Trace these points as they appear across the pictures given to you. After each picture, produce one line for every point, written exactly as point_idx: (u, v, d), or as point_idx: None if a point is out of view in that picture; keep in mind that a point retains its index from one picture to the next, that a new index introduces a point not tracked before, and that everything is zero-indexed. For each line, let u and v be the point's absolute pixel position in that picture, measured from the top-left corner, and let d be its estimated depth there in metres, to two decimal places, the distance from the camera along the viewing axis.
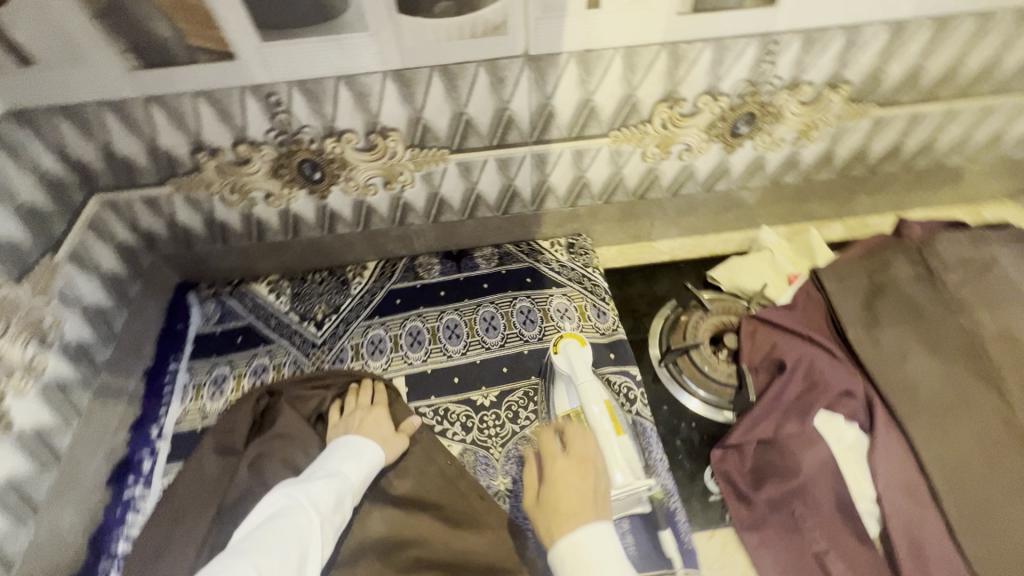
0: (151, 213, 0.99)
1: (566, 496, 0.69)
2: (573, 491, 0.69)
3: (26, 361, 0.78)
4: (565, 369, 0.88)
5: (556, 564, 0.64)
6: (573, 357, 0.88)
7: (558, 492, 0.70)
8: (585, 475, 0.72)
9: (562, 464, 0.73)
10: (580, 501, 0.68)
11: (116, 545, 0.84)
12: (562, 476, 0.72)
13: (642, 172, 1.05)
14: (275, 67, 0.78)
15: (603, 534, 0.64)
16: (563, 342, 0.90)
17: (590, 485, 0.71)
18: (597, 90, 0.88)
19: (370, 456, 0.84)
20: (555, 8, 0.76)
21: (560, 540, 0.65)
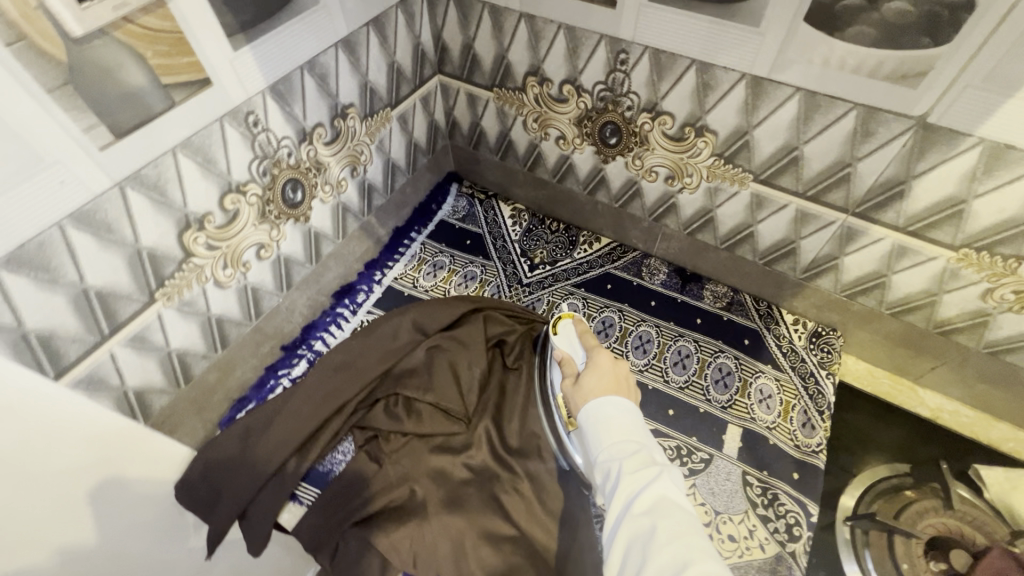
0: (466, 108, 1.12)
1: (596, 377, 0.68)
2: (604, 378, 0.68)
3: (338, 179, 0.96)
4: (565, 346, 0.80)
5: (582, 415, 0.66)
6: (571, 338, 0.81)
7: (591, 379, 0.69)
8: (619, 364, 0.71)
9: (602, 360, 0.71)
10: (612, 385, 0.67)
11: (316, 342, 1.05)
12: (596, 367, 0.70)
13: (968, 309, 0.82)
14: (642, 29, 0.77)
15: (626, 410, 0.63)
16: (562, 323, 0.83)
17: (622, 379, 0.68)
18: (984, 195, 0.69)
19: None
20: (1003, 83, 0.59)
21: (588, 405, 0.65)
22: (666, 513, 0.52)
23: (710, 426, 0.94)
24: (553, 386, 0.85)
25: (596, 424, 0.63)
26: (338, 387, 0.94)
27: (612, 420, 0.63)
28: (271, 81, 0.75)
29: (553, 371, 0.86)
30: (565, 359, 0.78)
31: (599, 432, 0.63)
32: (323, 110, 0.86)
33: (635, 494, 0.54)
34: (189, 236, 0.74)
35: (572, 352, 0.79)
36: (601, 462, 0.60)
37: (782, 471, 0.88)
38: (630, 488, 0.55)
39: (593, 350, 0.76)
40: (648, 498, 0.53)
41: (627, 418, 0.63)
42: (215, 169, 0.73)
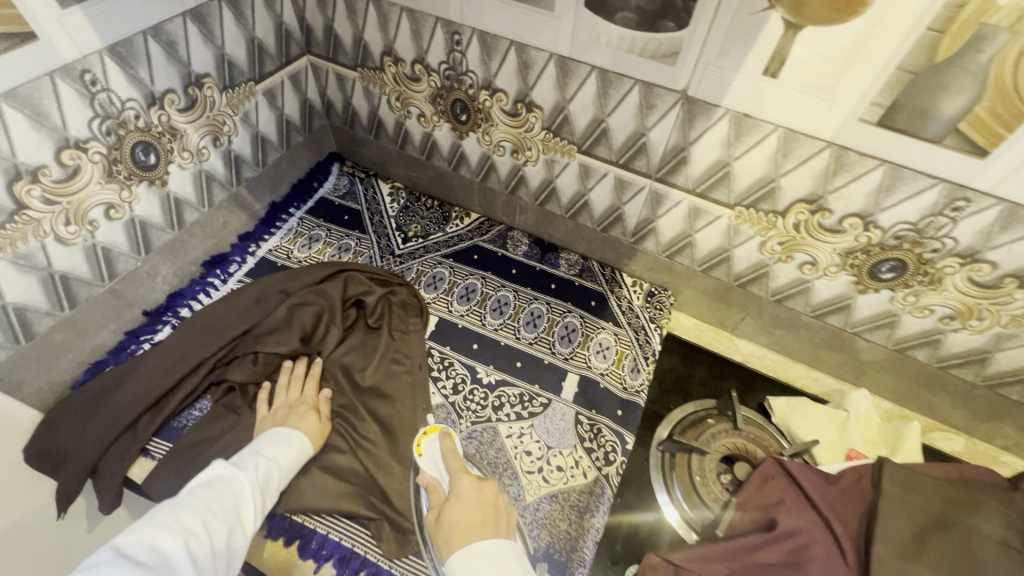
0: (338, 88, 1.18)
1: (463, 512, 0.71)
2: (470, 511, 0.71)
3: (197, 147, 1.00)
4: (431, 470, 0.84)
5: (450, 567, 0.65)
6: (436, 459, 0.85)
7: (455, 514, 0.71)
8: (484, 491, 0.75)
9: (466, 489, 0.75)
10: (479, 516, 0.71)
11: (182, 309, 1.07)
12: (461, 499, 0.74)
13: (752, 262, 0.97)
14: (466, 12, 0.87)
15: (497, 551, 0.66)
16: (426, 439, 0.88)
17: (488, 508, 0.72)
18: (739, 157, 0.83)
19: (297, 447, 0.85)
20: (730, 60, 0.73)
21: (456, 551, 0.66)
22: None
23: (552, 374, 1.05)
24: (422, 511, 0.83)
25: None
26: (197, 345, 0.97)
27: (483, 573, 0.63)
28: (109, 42, 0.79)
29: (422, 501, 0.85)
30: (432, 484, 0.79)
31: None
32: (174, 77, 0.90)
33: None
34: (19, 187, 0.76)
35: (438, 476, 0.82)
36: None
37: (609, 409, 1.00)
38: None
39: (457, 471, 0.79)
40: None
41: None
42: (48, 123, 0.76)
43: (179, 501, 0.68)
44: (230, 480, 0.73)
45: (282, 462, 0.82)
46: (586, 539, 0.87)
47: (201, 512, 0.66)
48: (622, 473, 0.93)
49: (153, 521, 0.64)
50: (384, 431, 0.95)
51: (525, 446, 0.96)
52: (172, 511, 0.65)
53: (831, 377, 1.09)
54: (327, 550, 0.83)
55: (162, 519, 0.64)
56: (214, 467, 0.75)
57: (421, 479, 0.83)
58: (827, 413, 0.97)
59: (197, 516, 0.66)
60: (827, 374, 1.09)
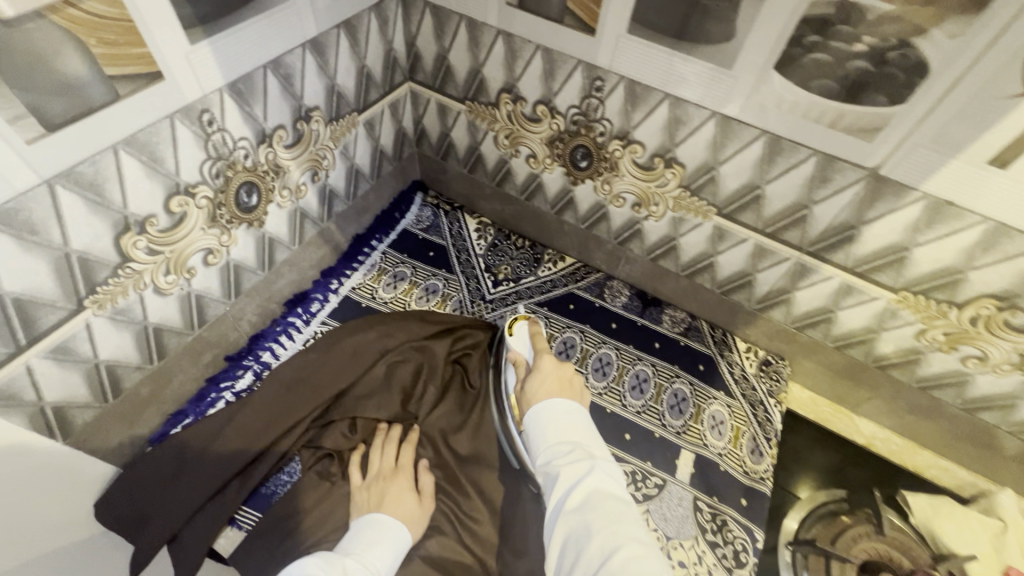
0: (437, 118, 1.09)
1: (544, 382, 0.76)
2: (551, 382, 0.76)
3: (297, 184, 0.91)
4: (517, 346, 0.88)
5: (530, 419, 0.73)
6: (525, 339, 0.88)
7: (537, 383, 0.76)
8: (563, 366, 0.79)
9: (547, 364, 0.79)
10: (558, 388, 0.76)
11: (264, 353, 0.98)
12: (542, 371, 0.78)
13: (903, 347, 0.88)
14: (618, 59, 0.78)
15: (568, 408, 0.71)
16: (517, 325, 0.90)
17: (567, 381, 0.76)
18: (923, 244, 0.74)
19: (393, 537, 0.76)
20: (950, 144, 0.63)
21: (534, 407, 0.73)
22: (599, 502, 0.59)
23: (664, 450, 0.96)
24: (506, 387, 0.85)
25: (541, 427, 0.70)
26: (290, 404, 0.89)
27: (559, 423, 0.69)
28: (230, 79, 0.70)
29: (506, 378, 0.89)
30: (518, 361, 0.85)
31: (542, 436, 0.69)
32: (285, 112, 0.81)
33: (572, 487, 0.61)
34: (127, 240, 0.67)
35: (524, 353, 0.86)
36: (543, 465, 0.67)
37: (730, 498, 0.91)
38: (569, 478, 0.62)
39: (541, 351, 0.83)
40: (583, 488, 0.60)
41: (571, 425, 0.69)
42: (161, 169, 0.67)
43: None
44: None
45: (380, 564, 0.73)
46: None
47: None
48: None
49: None
50: (489, 511, 0.87)
51: None
52: None
53: (964, 468, 0.99)
54: None
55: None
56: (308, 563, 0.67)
57: (509, 354, 0.87)
58: (979, 519, 0.87)
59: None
60: (959, 464, 0.99)
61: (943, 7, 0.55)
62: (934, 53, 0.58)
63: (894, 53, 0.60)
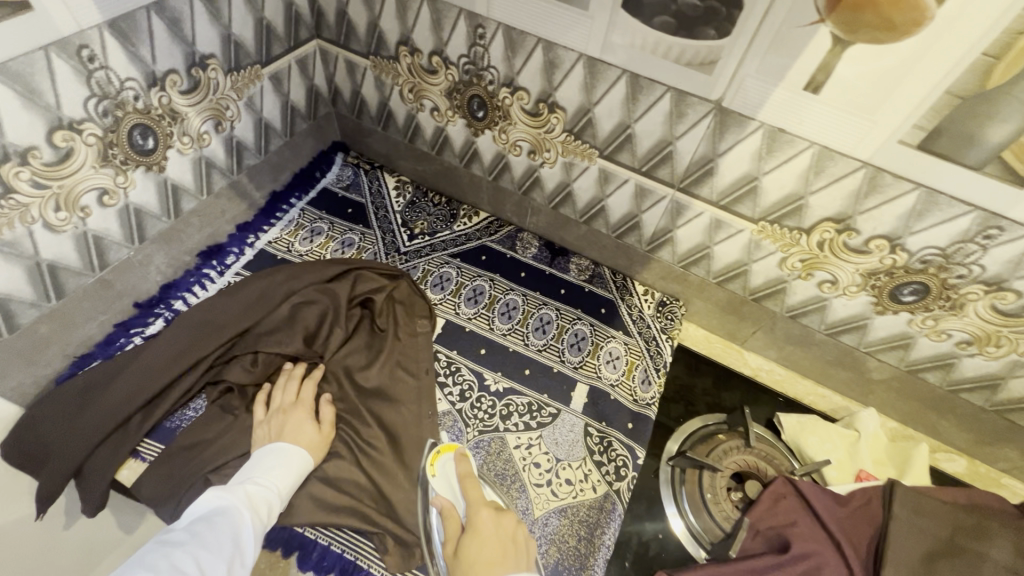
0: (347, 75, 1.13)
1: (486, 549, 0.68)
2: (490, 547, 0.68)
3: (199, 132, 0.94)
4: (445, 491, 0.80)
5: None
6: (452, 478, 0.81)
7: (475, 549, 0.68)
8: (502, 520, 0.72)
9: (484, 520, 0.71)
10: (499, 553, 0.68)
11: (175, 302, 1.02)
12: (479, 534, 0.70)
13: (770, 277, 0.96)
14: (493, 4, 0.83)
15: None
16: (441, 458, 0.83)
17: (508, 543, 0.69)
18: (768, 173, 0.81)
19: (292, 461, 0.81)
20: (772, 73, 0.70)
21: None
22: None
23: (562, 384, 1.02)
24: (428, 533, 0.78)
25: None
26: (193, 343, 0.92)
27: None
28: (109, 17, 0.73)
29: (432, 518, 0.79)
30: (448, 512, 0.75)
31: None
32: (177, 57, 0.84)
33: None
34: (7, 169, 0.70)
35: (453, 500, 0.78)
36: None
37: (619, 423, 0.98)
38: None
39: (471, 494, 0.76)
40: None
41: None
42: (40, 102, 0.70)
43: (169, 539, 0.62)
44: (225, 511, 0.69)
45: (280, 485, 0.78)
46: (596, 558, 0.85)
47: (194, 547, 0.61)
48: (632, 488, 0.92)
49: (141, 565, 0.57)
50: (389, 438, 0.92)
51: (535, 457, 0.93)
52: (164, 552, 0.59)
53: (838, 394, 1.09)
54: (330, 561, 0.82)
55: (152, 562, 0.57)
56: (211, 496, 0.71)
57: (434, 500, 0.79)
58: (838, 431, 0.96)
59: (188, 554, 0.60)
60: (833, 391, 1.09)
61: None
62: None
63: None
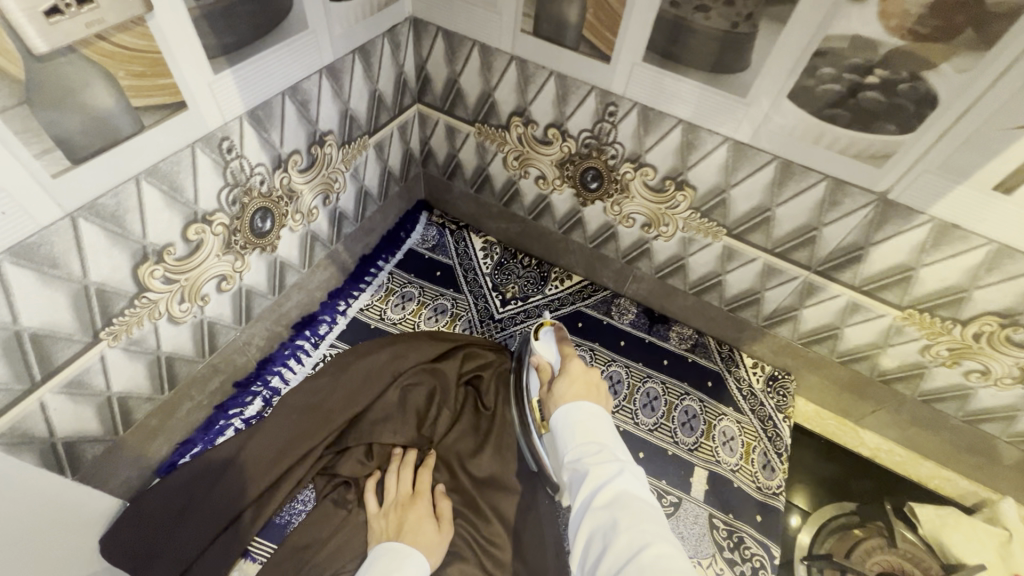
0: (444, 139, 1.09)
1: (570, 385, 0.75)
2: (577, 386, 0.75)
3: (309, 208, 0.91)
4: (544, 351, 0.86)
5: (555, 419, 0.72)
6: (551, 343, 0.88)
7: (564, 386, 0.75)
8: (590, 370, 0.78)
9: (574, 367, 0.78)
10: (584, 390, 0.74)
11: (272, 378, 0.96)
12: (569, 375, 0.77)
13: (908, 362, 0.91)
14: (633, 85, 0.79)
15: (595, 413, 0.70)
16: (542, 330, 0.90)
17: (593, 383, 0.75)
18: (929, 265, 0.76)
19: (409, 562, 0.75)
20: (958, 172, 0.66)
21: (560, 410, 0.72)
22: (626, 503, 0.57)
23: (678, 469, 0.97)
24: (528, 393, 0.86)
25: (569, 429, 0.69)
26: (303, 431, 0.87)
27: (580, 423, 0.68)
28: (249, 106, 0.69)
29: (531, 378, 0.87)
30: (543, 366, 0.84)
31: (569, 436, 0.68)
32: (301, 137, 0.81)
33: (596, 488, 0.60)
34: (144, 269, 0.66)
35: (549, 358, 0.85)
36: (568, 464, 0.65)
37: (745, 514, 0.92)
38: (594, 480, 0.60)
39: (567, 355, 0.82)
40: (608, 488, 0.59)
41: (596, 423, 0.68)
42: (181, 198, 0.66)
43: None
44: None
45: None
46: None
47: None
48: None
49: None
50: (509, 534, 0.86)
51: None
52: None
53: (966, 479, 1.02)
54: None
55: None
56: None
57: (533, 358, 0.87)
58: (986, 531, 0.89)
59: None
60: (961, 475, 1.02)
61: (954, 43, 0.57)
62: (944, 86, 0.60)
63: (905, 86, 0.62)
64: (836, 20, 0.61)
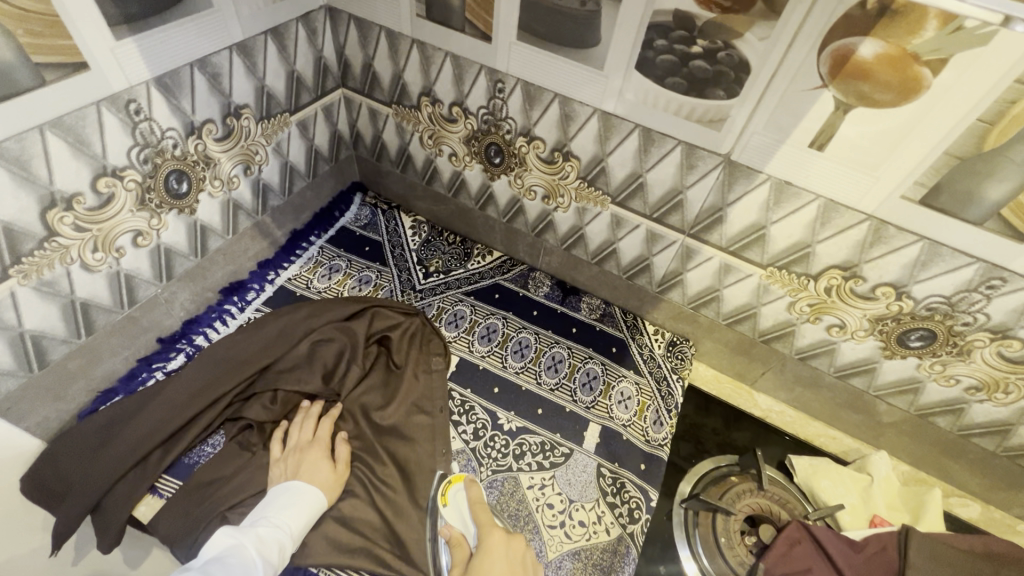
0: (369, 121, 1.18)
1: (497, 567, 0.70)
2: (503, 566, 0.70)
3: (229, 176, 0.99)
4: (456, 520, 0.83)
5: None
6: (462, 509, 0.84)
7: (487, 568, 0.69)
8: (515, 544, 0.73)
9: (495, 542, 0.73)
10: (509, 573, 0.70)
11: (197, 337, 1.04)
12: (490, 554, 0.72)
13: (780, 321, 0.98)
14: (513, 62, 0.89)
15: None
16: (452, 489, 0.87)
17: (519, 563, 0.71)
18: (776, 222, 0.84)
19: (307, 502, 0.82)
20: (778, 131, 0.74)
21: None
22: None
23: (574, 423, 1.03)
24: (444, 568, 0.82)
25: None
26: (214, 380, 0.94)
27: None
28: (156, 74, 0.78)
29: (444, 552, 0.83)
30: (455, 541, 0.75)
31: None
32: (214, 107, 0.89)
33: None
34: (53, 214, 0.74)
35: (462, 528, 0.78)
36: None
37: (631, 463, 0.99)
38: None
39: (485, 527, 0.76)
40: None
41: None
42: (88, 151, 0.74)
43: None
44: (236, 550, 0.71)
45: (292, 526, 0.79)
46: None
47: None
48: (645, 531, 0.92)
49: None
50: (402, 476, 0.93)
51: (547, 499, 0.94)
52: None
53: (851, 437, 1.09)
54: None
55: None
56: (221, 536, 0.73)
57: (446, 531, 0.81)
58: (850, 476, 0.97)
59: None
60: (846, 433, 1.09)
61: (751, 14, 0.66)
62: (752, 53, 0.69)
63: (722, 53, 0.71)
64: None
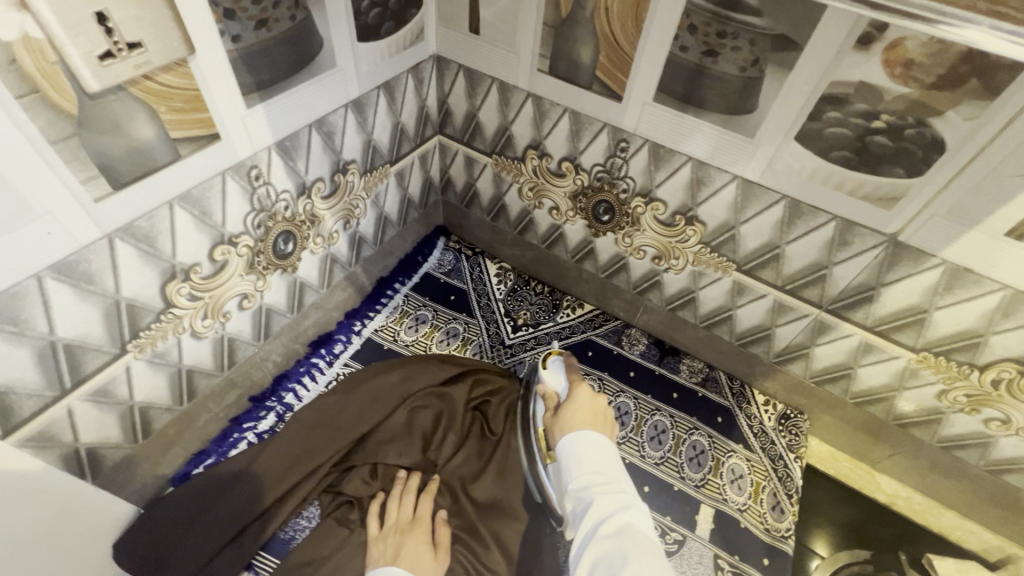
0: (464, 169, 1.14)
1: (576, 410, 0.74)
2: (583, 412, 0.73)
3: (330, 232, 0.95)
4: (550, 379, 0.84)
5: (560, 447, 0.70)
6: (558, 371, 0.85)
7: (570, 412, 0.74)
8: (597, 396, 0.76)
9: (583, 395, 0.76)
10: (590, 416, 0.73)
11: (286, 395, 0.98)
12: (576, 400, 0.75)
13: (924, 406, 0.88)
14: (644, 124, 0.82)
15: (604, 444, 0.68)
16: (551, 358, 0.88)
17: (600, 412, 0.74)
18: (942, 308, 0.75)
19: None
20: (967, 216, 0.66)
21: (567, 436, 0.71)
22: (631, 535, 0.57)
23: (684, 505, 0.95)
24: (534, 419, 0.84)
25: (570, 455, 0.68)
26: (312, 447, 0.90)
27: (587, 452, 0.68)
28: (278, 138, 0.74)
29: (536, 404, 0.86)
30: (549, 394, 0.81)
31: (574, 464, 0.67)
32: (325, 165, 0.85)
33: (602, 519, 0.59)
34: (171, 287, 0.70)
35: (556, 387, 0.82)
36: (572, 491, 0.65)
37: (752, 557, 0.90)
38: (601, 512, 0.60)
39: (575, 382, 0.80)
40: (614, 522, 0.58)
41: (607, 457, 0.67)
42: (209, 221, 0.71)
43: None
44: None
45: None
46: None
47: None
48: None
49: None
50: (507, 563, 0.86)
51: None
52: None
53: (990, 531, 0.97)
54: None
55: None
56: None
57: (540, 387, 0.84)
58: None
59: None
60: (985, 527, 0.97)
61: (959, 92, 0.58)
62: (950, 133, 0.61)
63: (912, 131, 0.63)
64: (841, 67, 0.63)
